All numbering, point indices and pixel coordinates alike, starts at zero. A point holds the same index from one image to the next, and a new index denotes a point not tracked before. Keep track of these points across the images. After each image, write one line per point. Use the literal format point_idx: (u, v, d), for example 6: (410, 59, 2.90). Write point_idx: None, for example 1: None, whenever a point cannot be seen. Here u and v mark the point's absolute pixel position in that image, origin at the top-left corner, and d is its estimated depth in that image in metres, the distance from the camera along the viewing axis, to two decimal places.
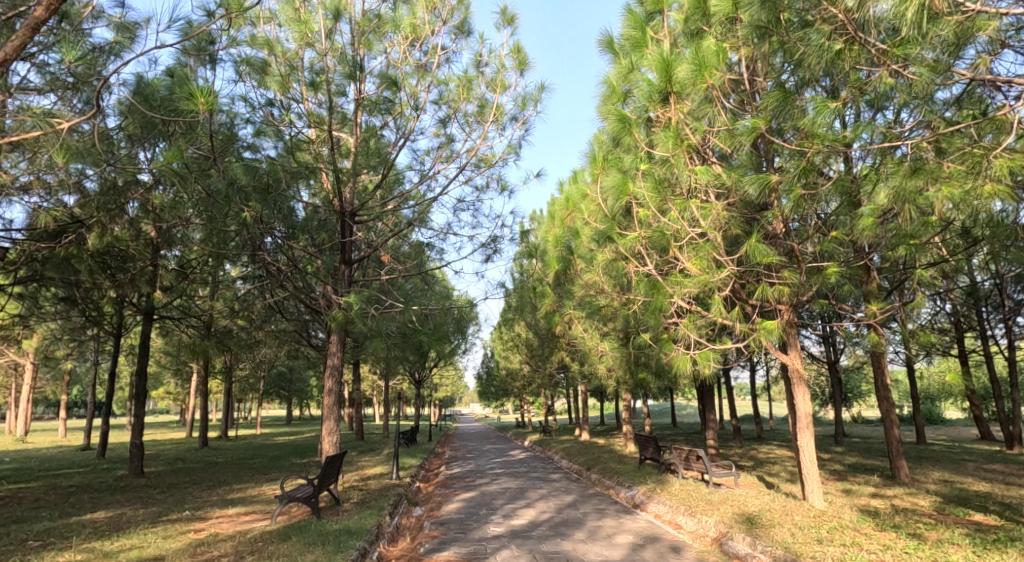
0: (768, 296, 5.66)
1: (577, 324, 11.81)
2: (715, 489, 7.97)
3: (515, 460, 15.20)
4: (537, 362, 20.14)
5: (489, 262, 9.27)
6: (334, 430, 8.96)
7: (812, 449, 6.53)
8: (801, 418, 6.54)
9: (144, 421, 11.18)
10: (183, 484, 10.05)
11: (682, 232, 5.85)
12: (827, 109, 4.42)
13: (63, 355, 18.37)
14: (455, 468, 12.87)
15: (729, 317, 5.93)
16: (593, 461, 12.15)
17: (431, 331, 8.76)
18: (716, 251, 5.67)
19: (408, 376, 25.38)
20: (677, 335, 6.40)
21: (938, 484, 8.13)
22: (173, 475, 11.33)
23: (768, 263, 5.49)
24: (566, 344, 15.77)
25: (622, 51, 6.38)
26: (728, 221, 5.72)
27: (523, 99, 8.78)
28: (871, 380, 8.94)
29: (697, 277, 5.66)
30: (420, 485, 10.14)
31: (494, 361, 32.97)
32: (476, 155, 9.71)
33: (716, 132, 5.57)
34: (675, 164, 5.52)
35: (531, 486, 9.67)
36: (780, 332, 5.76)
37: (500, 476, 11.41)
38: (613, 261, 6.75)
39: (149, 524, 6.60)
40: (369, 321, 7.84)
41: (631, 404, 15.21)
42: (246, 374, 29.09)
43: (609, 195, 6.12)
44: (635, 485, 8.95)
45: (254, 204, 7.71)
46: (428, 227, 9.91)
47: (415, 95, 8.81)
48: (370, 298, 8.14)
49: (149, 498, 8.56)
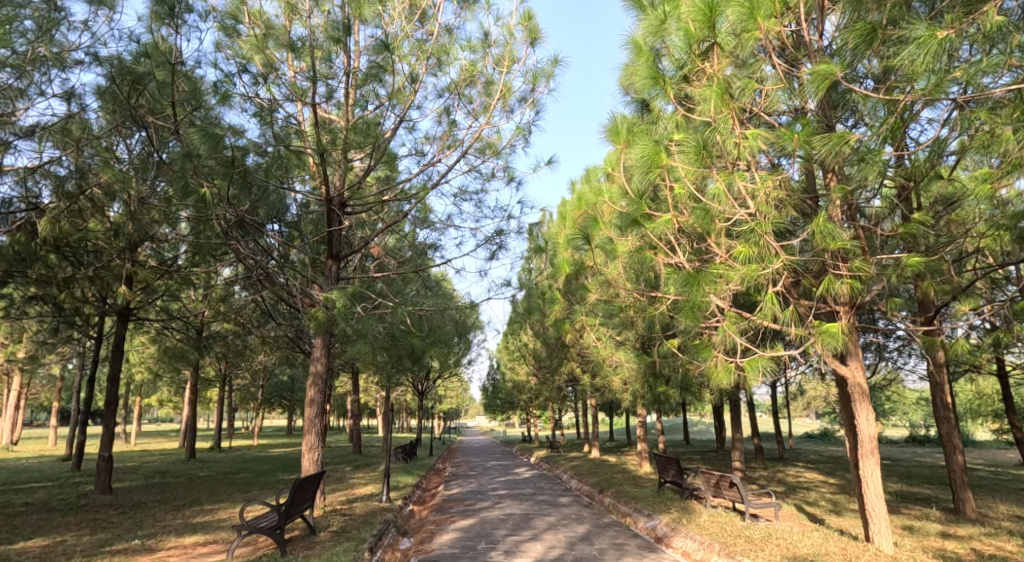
0: (834, 292, 4.58)
1: (589, 332, 10.81)
2: (752, 522, 6.86)
3: (520, 479, 14.12)
4: (544, 375, 19.14)
5: (493, 258, 8.27)
6: (317, 446, 7.91)
7: (878, 480, 5.33)
8: (864, 442, 5.37)
9: (114, 432, 10.18)
10: (149, 504, 9.03)
11: (728, 214, 4.81)
12: (936, 39, 3.39)
13: (46, 359, 17.43)
14: (455, 488, 11.79)
15: (783, 318, 4.86)
16: (606, 484, 11.04)
17: (426, 335, 7.67)
18: (768, 235, 4.61)
19: (410, 387, 24.42)
20: (716, 340, 5.32)
21: (1014, 522, 6.97)
22: (144, 492, 10.30)
23: (835, 248, 4.43)
24: (577, 354, 14.71)
25: (651, 4, 5.42)
26: (784, 200, 4.70)
27: (533, 75, 7.78)
28: (928, 396, 7.83)
29: (745, 266, 4.62)
30: (413, 509, 9.09)
31: (500, 373, 31.90)
32: (481, 140, 8.75)
33: (768, 90, 4.57)
34: (718, 128, 4.50)
35: (538, 513, 8.56)
36: (845, 336, 4.68)
37: (503, 498, 10.29)
38: (638, 251, 5.71)
39: (84, 557, 5.58)
40: (354, 322, 6.82)
41: (646, 420, 14.07)
42: (245, 383, 28.16)
43: (634, 169, 5.09)
44: (656, 513, 7.85)
45: (219, 181, 6.66)
46: (428, 220, 8.94)
47: (414, 71, 7.84)
48: (356, 294, 7.10)
49: (102, 521, 7.50)
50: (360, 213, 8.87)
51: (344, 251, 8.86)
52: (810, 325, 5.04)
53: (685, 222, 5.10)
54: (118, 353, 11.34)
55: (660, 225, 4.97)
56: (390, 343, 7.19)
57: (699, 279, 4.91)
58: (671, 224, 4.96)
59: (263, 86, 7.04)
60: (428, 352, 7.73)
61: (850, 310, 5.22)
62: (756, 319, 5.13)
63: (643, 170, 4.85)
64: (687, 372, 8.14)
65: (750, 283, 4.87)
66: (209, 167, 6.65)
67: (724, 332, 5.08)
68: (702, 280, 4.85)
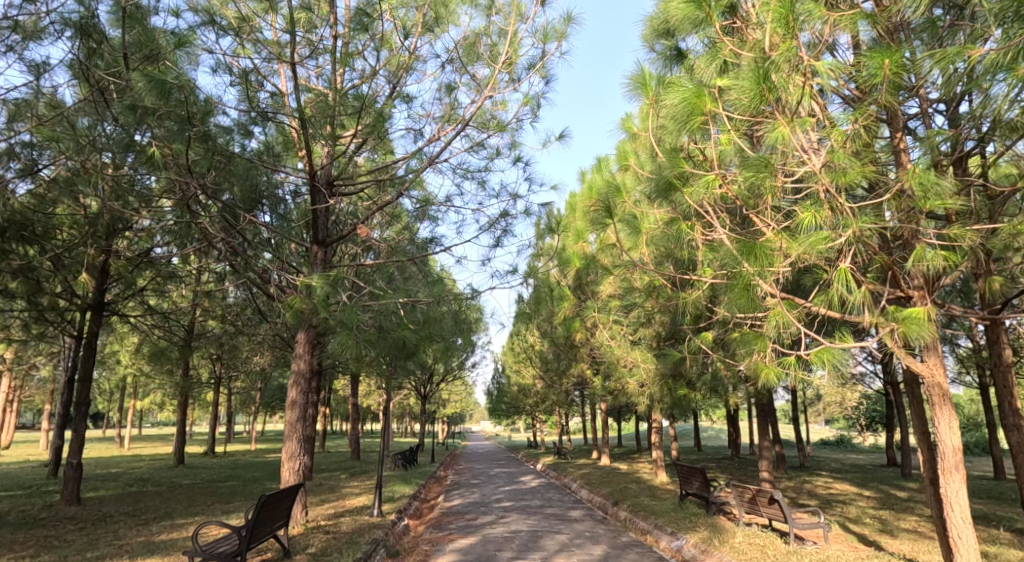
0: (924, 266, 3.69)
1: (601, 329, 9.89)
2: (797, 545, 5.91)
3: (526, 488, 13.18)
4: (551, 378, 18.19)
5: (498, 243, 7.39)
6: (298, 453, 6.98)
7: (964, 501, 4.38)
8: (947, 455, 4.42)
9: (84, 437, 9.36)
10: (117, 516, 8.18)
11: (793, 167, 3.93)
12: None
13: (30, 360, 16.64)
14: (456, 500, 10.84)
15: (854, 301, 3.97)
16: (621, 496, 10.09)
17: (421, 328, 6.80)
18: (840, 195, 3.75)
19: (412, 390, 23.56)
20: (766, 330, 4.45)
21: None
22: (116, 502, 9.47)
23: (930, 208, 3.56)
24: (587, 355, 13.82)
25: None
26: (860, 151, 3.82)
27: (543, 35, 6.87)
28: (997, 402, 6.83)
29: (811, 236, 3.75)
30: (408, 524, 8.19)
31: (504, 376, 31.06)
32: (485, 112, 7.89)
33: (843, 12, 3.72)
34: (782, 59, 3.64)
35: (548, 531, 7.62)
36: (933, 321, 3.79)
37: (508, 510, 9.37)
38: (671, 224, 4.82)
39: None
40: (338, 312, 5.95)
41: (662, 426, 13.13)
42: (244, 386, 27.36)
43: (669, 120, 4.22)
44: (682, 532, 6.93)
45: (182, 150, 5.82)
46: (425, 202, 8.07)
47: (411, 32, 6.98)
48: (340, 280, 6.23)
49: (53, 540, 6.60)
50: (351, 192, 8.03)
51: (332, 237, 7.97)
52: (882, 312, 4.16)
53: (731, 185, 4.21)
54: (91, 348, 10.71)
55: (703, 186, 4.11)
56: (380, 337, 6.32)
57: (753, 253, 4.02)
58: (716, 186, 4.11)
59: (238, 44, 6.18)
60: (424, 347, 6.84)
61: (928, 295, 4.34)
62: (816, 305, 4.24)
63: (683, 120, 3.99)
64: (716, 373, 7.20)
65: (814, 257, 3.99)
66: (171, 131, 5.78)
67: (778, 320, 4.22)
68: (758, 254, 3.96)
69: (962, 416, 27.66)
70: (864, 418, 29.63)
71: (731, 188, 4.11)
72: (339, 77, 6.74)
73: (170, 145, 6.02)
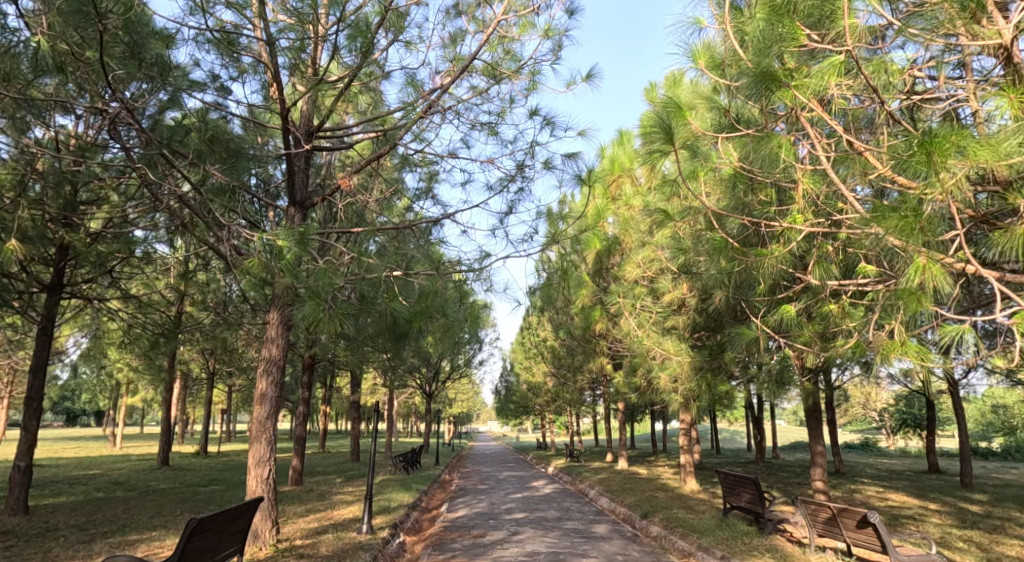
0: None
1: (628, 316, 8.54)
2: None
3: (539, 495, 11.87)
4: (565, 375, 16.93)
5: (513, 209, 6.01)
6: (267, 459, 5.75)
7: None
8: None
9: (30, 435, 8.08)
10: (58, 531, 6.86)
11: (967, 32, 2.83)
12: None
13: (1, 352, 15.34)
14: (461, 510, 9.49)
15: None
16: (650, 507, 8.76)
17: (415, 302, 5.45)
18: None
19: (416, 388, 22.39)
20: (905, 289, 3.08)
21: None
22: (69, 512, 8.20)
23: None
24: (606, 348, 12.50)
25: None
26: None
27: None
28: None
29: None
30: (402, 542, 6.86)
31: (514, 375, 29.82)
32: (495, 56, 6.51)
33: None
34: None
35: (572, 554, 6.26)
36: None
37: (521, 525, 8.03)
38: (766, 143, 3.45)
39: None
40: (306, 277, 4.63)
41: (690, 428, 11.79)
42: (241, 384, 26.19)
43: None
44: (740, 557, 5.58)
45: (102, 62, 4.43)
46: (425, 164, 6.75)
47: None
48: (310, 240, 4.89)
49: None
50: (339, 146, 6.74)
51: (312, 197, 6.74)
52: None
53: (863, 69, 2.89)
54: (47, 336, 9.62)
55: (821, 76, 2.87)
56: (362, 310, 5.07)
57: (917, 160, 2.69)
58: (840, 75, 2.87)
59: None
60: (418, 327, 5.48)
61: None
62: (988, 247, 2.87)
63: None
64: (782, 363, 5.85)
65: (995, 170, 2.69)
66: (83, 36, 4.41)
67: (927, 275, 2.89)
68: (940, 158, 2.57)
69: (999, 419, 26.03)
70: (891, 421, 28.07)
71: (864, 76, 2.89)
72: (321, 12, 5.30)
73: (89, 55, 4.59)
